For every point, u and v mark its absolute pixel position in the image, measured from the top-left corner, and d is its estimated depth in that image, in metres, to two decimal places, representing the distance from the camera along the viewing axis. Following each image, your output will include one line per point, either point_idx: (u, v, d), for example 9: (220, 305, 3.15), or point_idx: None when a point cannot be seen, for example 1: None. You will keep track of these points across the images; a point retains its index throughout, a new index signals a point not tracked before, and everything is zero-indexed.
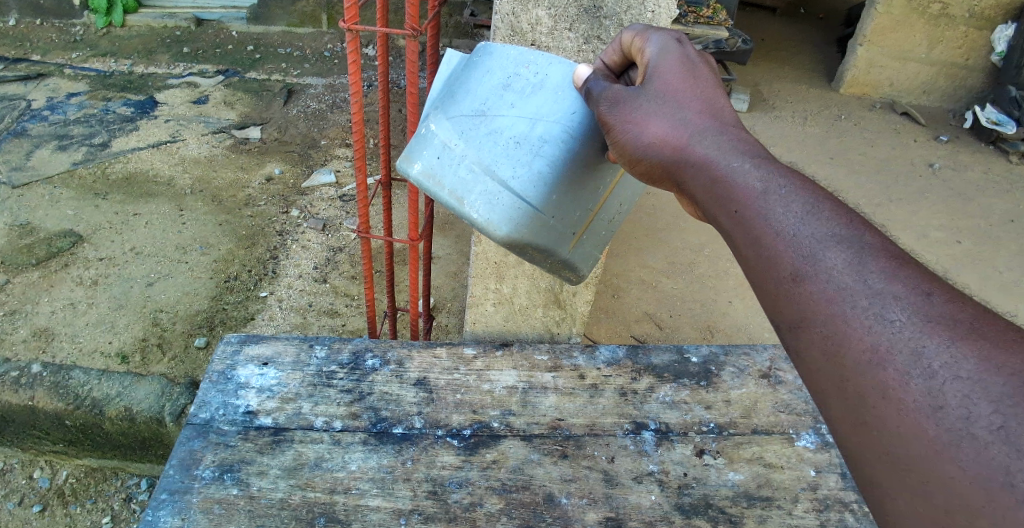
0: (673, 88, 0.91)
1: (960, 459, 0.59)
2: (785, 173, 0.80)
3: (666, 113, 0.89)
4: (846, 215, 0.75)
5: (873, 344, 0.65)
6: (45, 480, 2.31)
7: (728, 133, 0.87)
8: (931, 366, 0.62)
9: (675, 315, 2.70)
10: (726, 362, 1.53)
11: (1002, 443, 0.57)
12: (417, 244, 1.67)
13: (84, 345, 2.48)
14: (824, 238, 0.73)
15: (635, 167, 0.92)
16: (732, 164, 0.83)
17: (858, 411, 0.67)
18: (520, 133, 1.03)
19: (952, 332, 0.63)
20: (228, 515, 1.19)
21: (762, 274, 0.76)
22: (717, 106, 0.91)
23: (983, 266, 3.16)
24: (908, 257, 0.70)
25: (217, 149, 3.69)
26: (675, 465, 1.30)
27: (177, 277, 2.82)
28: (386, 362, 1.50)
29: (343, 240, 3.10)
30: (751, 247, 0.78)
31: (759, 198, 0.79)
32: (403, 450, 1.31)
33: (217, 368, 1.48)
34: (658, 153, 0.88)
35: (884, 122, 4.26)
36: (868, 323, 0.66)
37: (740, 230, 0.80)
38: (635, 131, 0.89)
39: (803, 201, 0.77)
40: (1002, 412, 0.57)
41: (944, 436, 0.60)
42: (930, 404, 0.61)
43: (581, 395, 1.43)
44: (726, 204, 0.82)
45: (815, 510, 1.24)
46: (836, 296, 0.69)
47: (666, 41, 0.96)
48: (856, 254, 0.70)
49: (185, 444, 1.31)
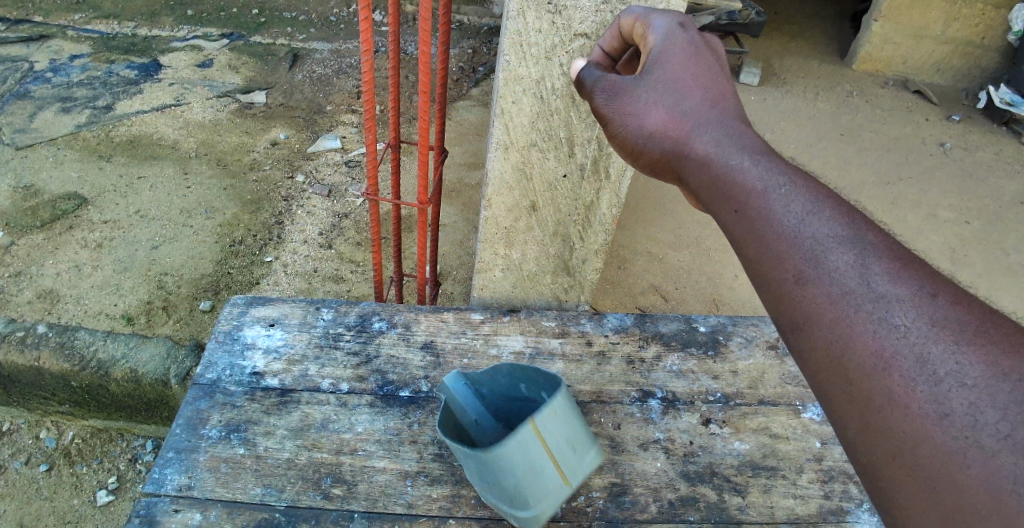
0: (676, 78, 0.92)
1: (967, 464, 0.59)
2: (787, 172, 0.80)
3: (668, 103, 0.91)
4: (851, 214, 0.75)
5: (878, 349, 0.66)
6: (51, 440, 2.33)
7: (730, 126, 0.87)
8: (937, 373, 0.63)
9: (680, 287, 2.70)
10: (734, 332, 1.52)
11: (1009, 452, 0.57)
12: (426, 207, 1.64)
13: (90, 307, 2.49)
14: (826, 239, 0.73)
15: (636, 158, 0.95)
16: (730, 161, 0.83)
17: (864, 415, 0.67)
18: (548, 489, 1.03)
19: (958, 336, 0.63)
20: (235, 474, 1.20)
21: (765, 273, 0.76)
22: (720, 97, 0.92)
23: (991, 248, 3.14)
24: (912, 257, 0.70)
25: (222, 113, 3.65)
26: (681, 433, 1.30)
27: (181, 240, 2.82)
28: (392, 324, 1.49)
29: (349, 206, 3.08)
30: (754, 246, 0.77)
31: (759, 197, 0.78)
32: (409, 413, 1.32)
33: (223, 329, 1.48)
34: (658, 144, 0.91)
35: (897, 100, 4.19)
36: (873, 328, 0.67)
37: (741, 229, 0.79)
38: (634, 122, 0.92)
39: (804, 199, 0.76)
40: (1009, 420, 0.58)
41: (951, 443, 0.60)
42: (936, 411, 0.62)
43: (588, 362, 1.43)
44: (728, 202, 0.81)
45: (820, 480, 1.24)
46: (840, 299, 0.69)
47: (670, 26, 0.97)
48: (859, 255, 0.71)
49: (191, 404, 1.32)
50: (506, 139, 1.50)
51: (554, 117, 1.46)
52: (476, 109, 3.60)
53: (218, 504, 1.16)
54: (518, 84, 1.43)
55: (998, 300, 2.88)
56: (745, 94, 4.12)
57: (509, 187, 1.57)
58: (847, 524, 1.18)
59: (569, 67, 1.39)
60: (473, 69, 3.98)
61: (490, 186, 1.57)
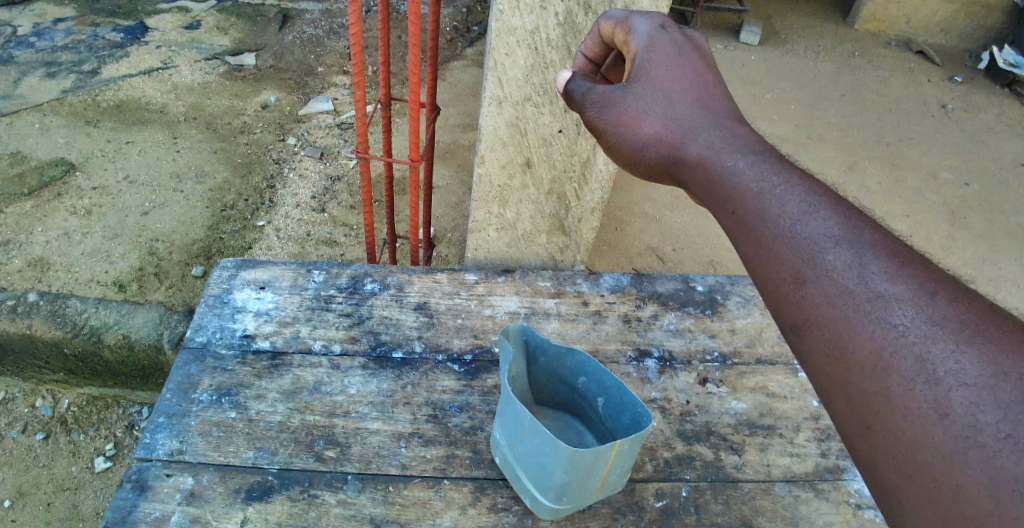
0: (663, 85, 0.96)
1: (968, 467, 0.59)
2: (780, 170, 0.84)
3: (658, 109, 0.94)
4: (846, 212, 0.77)
5: (876, 349, 0.67)
6: (48, 408, 2.32)
7: (721, 127, 0.93)
8: (936, 373, 0.63)
9: (678, 249, 2.67)
10: (731, 292, 1.50)
11: (1010, 452, 0.57)
12: (418, 166, 1.60)
13: (81, 274, 2.45)
14: (823, 240, 0.75)
15: (635, 167, 0.98)
16: (725, 163, 0.87)
17: (863, 417, 0.67)
18: (619, 451, 0.95)
19: (958, 335, 0.63)
20: (228, 437, 1.19)
21: (764, 275, 0.79)
22: (708, 101, 0.97)
23: (990, 210, 3.12)
24: (910, 252, 0.71)
25: (211, 76, 3.57)
26: (678, 393, 1.29)
27: (172, 206, 2.77)
28: (385, 286, 1.47)
29: (341, 169, 3.04)
30: (751, 247, 0.80)
31: (756, 197, 0.82)
32: (403, 375, 1.30)
33: (213, 292, 1.46)
34: (655, 151, 0.95)
35: (900, 60, 4.11)
36: (871, 327, 0.68)
37: (738, 228, 0.83)
38: (628, 131, 0.95)
39: (799, 197, 0.80)
40: (1010, 420, 0.57)
41: (951, 444, 0.60)
42: (936, 412, 0.62)
43: (584, 322, 1.41)
44: (724, 205, 0.85)
45: (816, 439, 1.23)
46: (838, 298, 0.71)
47: (651, 30, 1.01)
48: (855, 253, 0.72)
49: (182, 368, 1.30)
50: (499, 93, 1.46)
51: (549, 70, 1.42)
52: (471, 69, 3.53)
53: (210, 468, 1.15)
54: (511, 35, 1.38)
55: (996, 261, 2.87)
56: (745, 54, 4.03)
57: (503, 143, 1.53)
58: (843, 481, 1.17)
59: (564, 17, 1.35)
60: (467, 28, 3.89)
61: (483, 142, 1.53)
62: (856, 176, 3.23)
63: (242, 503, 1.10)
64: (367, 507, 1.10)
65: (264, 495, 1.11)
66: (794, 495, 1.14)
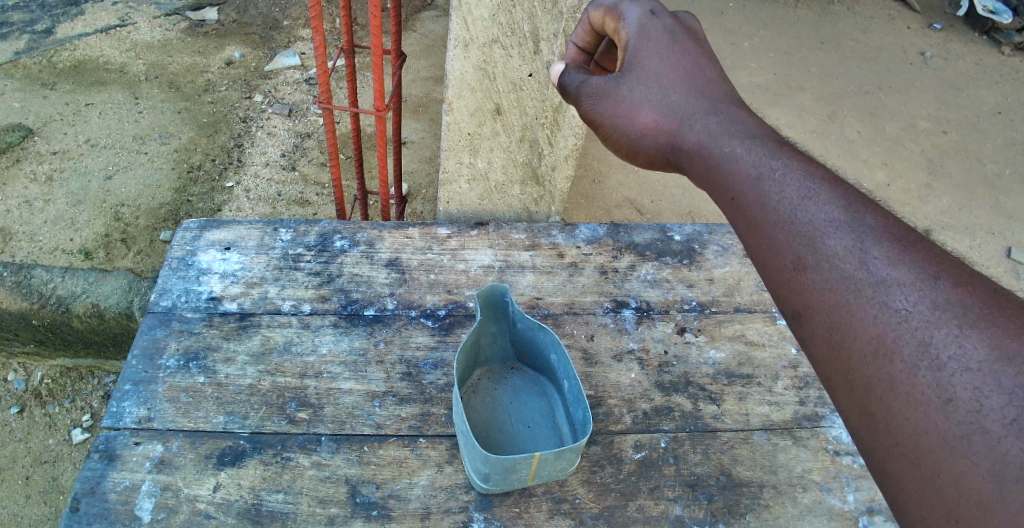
0: (657, 74, 0.98)
1: (972, 453, 0.59)
2: (779, 157, 0.86)
3: (653, 100, 0.97)
4: (845, 197, 0.78)
5: (879, 334, 0.68)
6: (21, 382, 2.26)
7: (718, 113, 0.95)
8: (939, 359, 0.63)
9: (656, 201, 2.64)
10: (710, 241, 1.48)
11: (1015, 437, 0.57)
12: (384, 115, 1.53)
13: (44, 243, 2.36)
14: (823, 225, 0.76)
15: (634, 158, 1.02)
16: (724, 149, 0.90)
17: (866, 403, 0.68)
18: (540, 460, 0.93)
19: (961, 320, 0.64)
20: (196, 402, 1.15)
21: (763, 260, 0.81)
22: (703, 88, 0.99)
23: (967, 158, 3.11)
24: (911, 239, 0.73)
25: (171, 33, 3.42)
26: (656, 343, 1.26)
27: (136, 169, 2.68)
28: (355, 243, 1.43)
29: (311, 126, 2.95)
30: (750, 233, 0.83)
31: (754, 185, 0.84)
32: (376, 332, 1.26)
33: (177, 255, 1.40)
34: (654, 142, 0.98)
35: (880, 7, 4.04)
36: (873, 313, 0.69)
37: (737, 217, 0.86)
38: (626, 123, 0.98)
39: (797, 184, 0.81)
40: (1014, 405, 0.58)
41: (955, 430, 0.61)
42: (940, 397, 0.62)
43: (560, 274, 1.38)
44: (723, 191, 0.88)
45: (795, 387, 1.22)
46: (839, 283, 0.72)
47: (642, 16, 1.00)
48: (857, 239, 0.74)
49: (147, 333, 1.25)
50: (465, 35, 1.43)
51: (516, 8, 1.38)
52: (443, 20, 3.41)
53: (179, 435, 1.10)
54: None
55: (972, 208, 2.87)
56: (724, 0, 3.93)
57: (470, 88, 1.50)
58: (821, 429, 1.16)
59: None
60: None
61: (451, 88, 1.51)
62: (834, 125, 3.20)
63: (214, 469, 1.06)
64: (342, 468, 1.07)
65: (236, 460, 1.07)
66: (773, 444, 1.13)
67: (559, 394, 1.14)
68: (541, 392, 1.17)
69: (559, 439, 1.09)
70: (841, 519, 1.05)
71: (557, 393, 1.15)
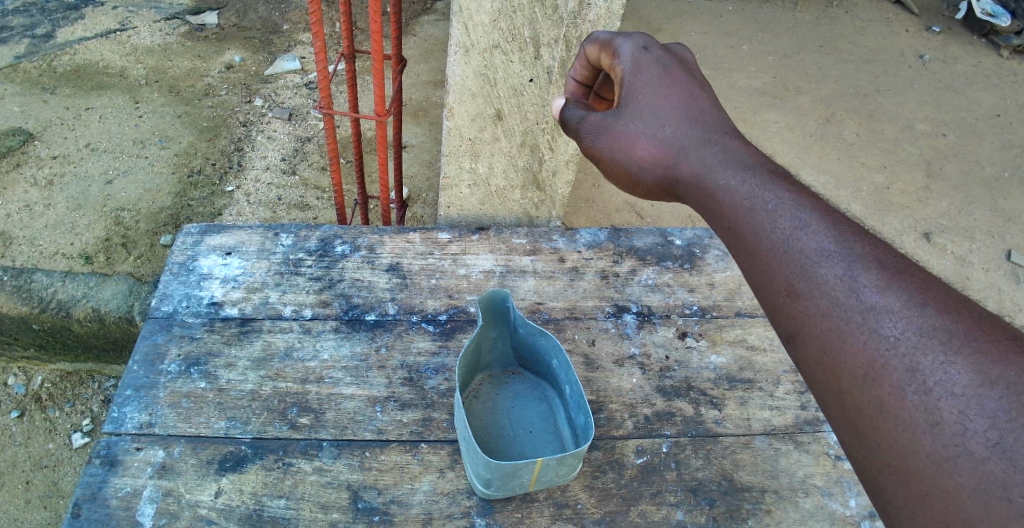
0: (653, 107, 0.99)
1: (957, 473, 0.60)
2: (771, 188, 0.86)
3: (649, 132, 0.98)
4: (836, 226, 0.79)
5: (869, 359, 0.68)
6: (21, 387, 2.25)
7: (714, 142, 0.95)
8: (926, 383, 0.64)
9: (656, 205, 2.64)
10: (710, 245, 1.48)
11: (998, 459, 0.58)
12: (385, 121, 1.53)
13: (44, 247, 2.34)
14: (814, 254, 0.77)
15: (635, 188, 1.02)
16: (719, 181, 0.90)
17: (857, 424, 0.68)
18: (542, 466, 0.94)
19: (946, 345, 0.64)
20: (197, 408, 1.15)
21: (760, 292, 0.80)
22: (699, 118, 0.99)
23: (965, 160, 3.12)
24: (901, 266, 0.73)
25: (171, 37, 3.43)
26: (657, 348, 1.27)
27: (137, 173, 2.68)
28: (355, 248, 1.43)
29: (311, 130, 2.96)
30: (747, 264, 0.83)
31: (747, 215, 0.84)
32: (377, 337, 1.27)
33: (178, 259, 1.40)
34: (652, 172, 0.98)
35: (878, 10, 4.05)
36: (863, 338, 0.69)
37: (734, 247, 0.86)
38: (624, 156, 0.98)
39: (790, 216, 0.81)
40: (997, 428, 0.59)
41: (941, 451, 0.61)
42: (927, 421, 0.63)
43: (561, 279, 1.38)
44: (720, 221, 0.88)
45: (796, 391, 1.22)
46: (831, 310, 0.72)
47: (635, 51, 1.02)
48: (847, 267, 0.74)
49: (148, 338, 1.25)
50: (467, 40, 1.43)
51: (517, 14, 1.38)
52: (442, 23, 3.42)
53: (180, 440, 1.10)
54: None
55: (971, 212, 2.87)
56: (723, 4, 3.94)
57: (471, 94, 1.51)
58: (822, 434, 1.16)
59: None
60: None
61: (452, 93, 1.51)
62: (833, 128, 3.21)
63: (215, 474, 1.06)
64: (343, 473, 1.07)
65: (238, 466, 1.07)
66: (774, 448, 1.13)
67: (560, 398, 1.14)
68: (544, 397, 1.17)
69: (560, 443, 1.09)
70: (842, 524, 1.05)
71: (558, 397, 1.15)
